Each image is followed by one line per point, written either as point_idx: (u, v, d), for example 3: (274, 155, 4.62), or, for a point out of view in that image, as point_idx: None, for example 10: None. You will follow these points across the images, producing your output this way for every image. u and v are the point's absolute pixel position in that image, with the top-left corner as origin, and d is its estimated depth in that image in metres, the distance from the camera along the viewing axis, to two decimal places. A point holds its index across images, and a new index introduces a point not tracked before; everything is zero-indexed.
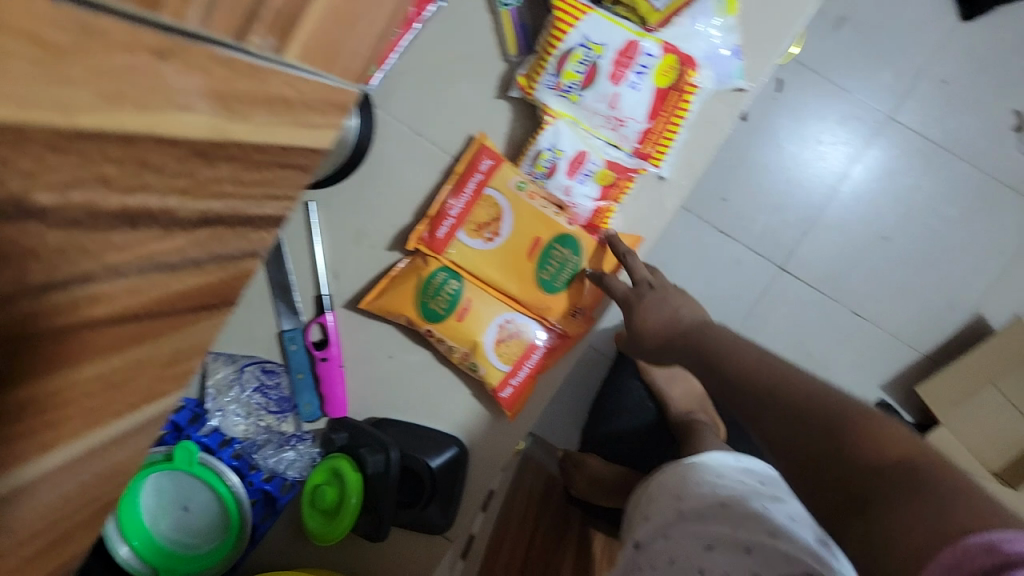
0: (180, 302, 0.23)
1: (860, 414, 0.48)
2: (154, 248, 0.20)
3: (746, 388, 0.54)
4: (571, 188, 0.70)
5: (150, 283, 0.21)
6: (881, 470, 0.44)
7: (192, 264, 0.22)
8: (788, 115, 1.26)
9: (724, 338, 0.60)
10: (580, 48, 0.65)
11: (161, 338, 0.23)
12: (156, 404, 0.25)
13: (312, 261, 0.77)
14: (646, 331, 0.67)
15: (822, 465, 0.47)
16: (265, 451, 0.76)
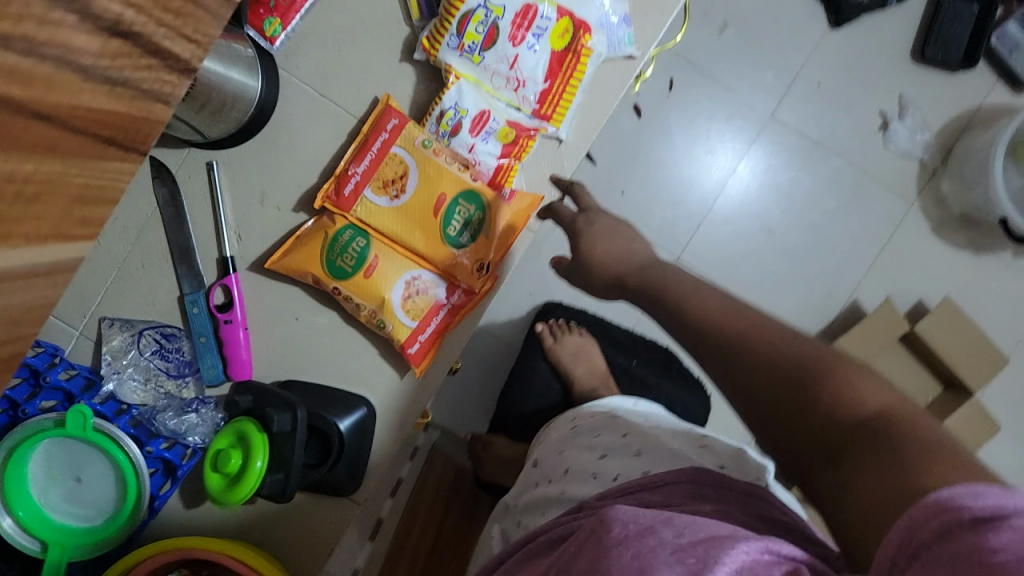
0: (92, 122, 0.24)
1: (839, 365, 0.45)
2: (65, 38, 0.21)
3: (712, 332, 0.52)
4: (474, 147, 0.72)
5: (61, 85, 0.22)
6: (855, 421, 0.42)
7: (101, 79, 0.23)
8: (681, 113, 1.32)
9: (689, 288, 0.57)
10: (479, 10, 0.68)
11: (72, 162, 0.24)
12: (63, 248, 0.26)
13: (215, 223, 0.76)
14: (594, 267, 0.65)
15: (801, 413, 0.45)
16: (165, 418, 0.74)
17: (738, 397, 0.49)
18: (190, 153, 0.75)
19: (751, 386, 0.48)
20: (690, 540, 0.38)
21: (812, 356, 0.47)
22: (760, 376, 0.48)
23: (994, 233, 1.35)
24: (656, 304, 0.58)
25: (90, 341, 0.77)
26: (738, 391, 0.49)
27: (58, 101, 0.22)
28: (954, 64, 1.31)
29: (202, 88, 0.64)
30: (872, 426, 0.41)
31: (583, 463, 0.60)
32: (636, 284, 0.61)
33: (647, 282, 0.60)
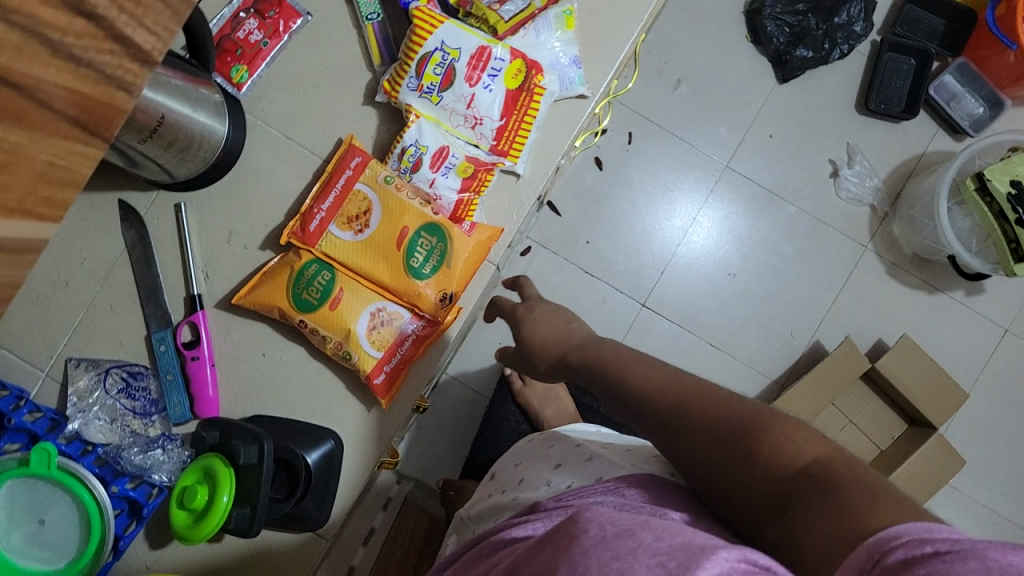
0: (59, 99, 0.26)
1: (774, 418, 0.47)
2: (33, 11, 0.24)
3: (654, 400, 0.53)
4: (434, 181, 0.76)
5: (28, 55, 0.24)
6: (795, 472, 0.44)
7: (66, 57, 0.26)
8: (640, 165, 1.33)
9: (620, 355, 0.58)
10: (437, 52, 0.72)
11: (37, 137, 0.26)
12: (27, 226, 0.28)
13: (183, 261, 0.78)
14: (537, 350, 0.65)
15: (745, 468, 0.47)
16: (131, 455, 0.73)
17: (687, 463, 0.51)
18: (158, 195, 0.78)
19: (697, 452, 0.50)
20: (670, 544, 0.35)
21: (748, 415, 0.48)
22: (703, 443, 0.49)
23: (950, 276, 1.33)
24: (598, 383, 0.57)
25: (55, 383, 0.77)
26: (685, 455, 0.51)
27: (28, 73, 0.25)
28: (896, 114, 1.30)
29: (169, 129, 0.66)
30: (812, 475, 0.43)
31: (538, 473, 0.66)
32: (577, 361, 0.61)
33: (588, 360, 0.59)
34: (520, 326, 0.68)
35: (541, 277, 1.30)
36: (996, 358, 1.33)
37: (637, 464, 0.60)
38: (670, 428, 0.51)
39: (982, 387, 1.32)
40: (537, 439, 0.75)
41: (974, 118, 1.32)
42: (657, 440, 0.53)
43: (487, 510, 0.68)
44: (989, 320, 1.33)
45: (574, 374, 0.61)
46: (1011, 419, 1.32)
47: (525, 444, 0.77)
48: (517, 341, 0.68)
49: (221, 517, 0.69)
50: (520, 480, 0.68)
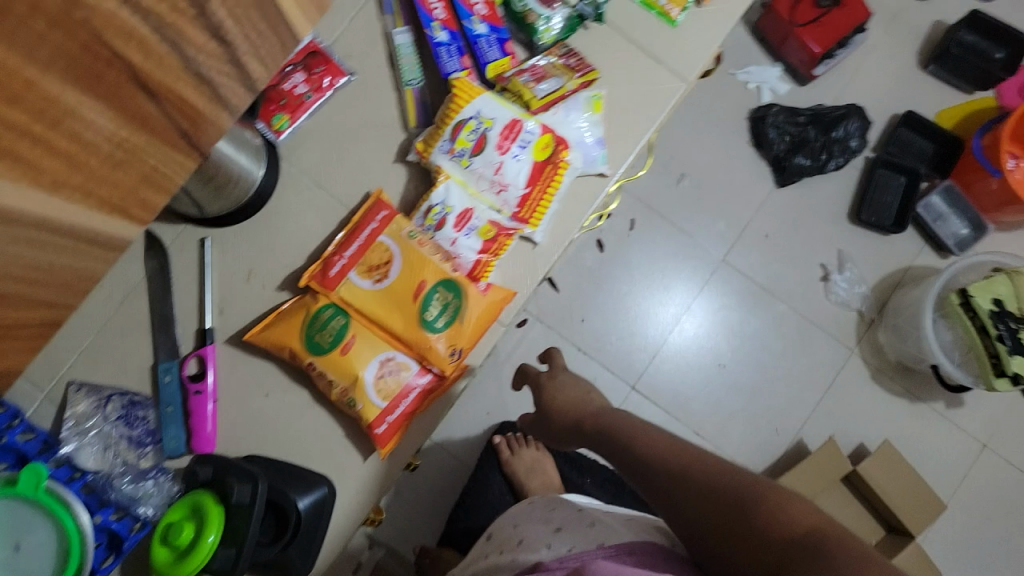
0: (178, 110, 0.29)
1: (776, 493, 0.48)
2: (180, 28, 0.27)
3: (655, 466, 0.55)
4: (456, 241, 0.78)
5: (168, 68, 0.28)
6: (787, 544, 0.44)
7: (193, 74, 0.29)
8: (641, 252, 1.37)
9: (635, 427, 0.60)
10: (472, 120, 0.76)
11: (151, 140, 0.29)
12: (120, 223, 0.30)
13: (199, 295, 0.79)
14: (553, 419, 0.69)
15: (737, 537, 0.47)
16: (121, 485, 0.73)
17: (683, 528, 0.51)
18: (184, 229, 0.79)
19: (692, 516, 0.51)
20: None
21: (748, 484, 0.50)
22: (699, 506, 0.50)
23: (932, 386, 1.36)
24: (609, 449, 0.61)
25: (53, 405, 0.76)
26: (681, 522, 0.52)
27: (164, 82, 0.28)
28: (885, 227, 1.36)
29: (212, 165, 0.69)
30: (803, 542, 0.44)
31: (538, 536, 0.66)
32: (591, 429, 0.64)
33: (600, 427, 0.63)
34: (542, 391, 0.72)
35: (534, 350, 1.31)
36: (976, 474, 1.34)
37: (639, 533, 0.61)
38: (667, 493, 0.53)
39: (960, 501, 1.33)
40: (539, 503, 0.76)
41: (958, 238, 1.37)
42: (659, 504, 0.54)
43: (483, 570, 0.68)
44: (969, 434, 1.35)
45: (588, 439, 0.64)
46: (988, 536, 1.33)
47: (527, 505, 0.78)
48: (537, 409, 0.71)
49: (202, 560, 0.67)
50: (519, 541, 0.68)
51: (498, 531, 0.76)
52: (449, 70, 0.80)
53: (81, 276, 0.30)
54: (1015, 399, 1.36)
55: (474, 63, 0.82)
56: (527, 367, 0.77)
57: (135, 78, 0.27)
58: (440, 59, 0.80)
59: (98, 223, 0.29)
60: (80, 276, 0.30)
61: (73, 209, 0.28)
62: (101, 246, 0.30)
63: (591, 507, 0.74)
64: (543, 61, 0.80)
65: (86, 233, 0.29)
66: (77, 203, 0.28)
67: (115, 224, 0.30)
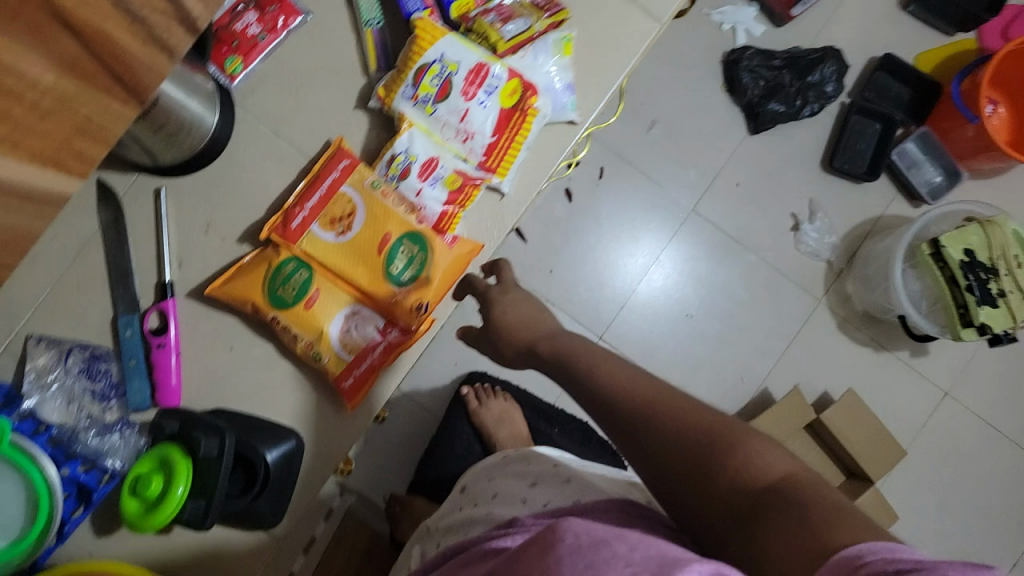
0: (108, 51, 0.27)
1: (746, 434, 0.49)
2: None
3: (624, 402, 0.54)
4: (421, 191, 0.77)
5: (97, 6, 0.26)
6: (759, 489, 0.45)
7: (124, 12, 0.26)
8: (610, 201, 1.35)
9: (598, 355, 0.60)
10: (435, 64, 0.73)
11: (82, 87, 0.27)
12: (56, 178, 0.28)
13: (157, 248, 0.77)
14: (505, 336, 0.68)
15: (707, 479, 0.47)
16: (86, 438, 0.71)
17: (648, 468, 0.51)
18: (138, 178, 0.77)
19: (660, 457, 0.50)
20: (645, 555, 0.36)
21: (718, 425, 0.50)
22: (670, 449, 0.50)
23: (897, 334, 1.38)
24: (567, 372, 0.60)
25: (12, 358, 0.74)
26: (648, 464, 0.51)
27: (89, 21, 0.26)
28: (859, 175, 1.36)
29: (161, 112, 0.66)
30: (777, 490, 0.44)
31: (512, 490, 0.67)
32: (548, 352, 0.63)
33: (558, 351, 0.62)
34: (491, 308, 0.70)
35: None
36: (935, 418, 1.38)
37: (617, 491, 0.63)
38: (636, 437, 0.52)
39: (919, 445, 1.37)
40: (512, 457, 0.77)
41: (930, 186, 1.38)
42: (626, 444, 0.54)
43: (457, 523, 0.69)
44: (931, 381, 1.38)
45: (543, 364, 0.64)
46: (944, 478, 1.37)
47: (500, 459, 0.79)
48: (486, 323, 0.70)
49: (174, 510, 0.67)
50: (493, 494, 0.69)
51: (472, 484, 0.77)
52: (410, 11, 0.77)
53: (18, 235, 0.28)
54: (977, 345, 1.39)
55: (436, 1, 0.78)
56: (472, 278, 0.74)
57: (57, 17, 0.25)
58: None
59: (33, 179, 0.27)
60: (21, 235, 0.29)
61: (3, 163, 0.26)
62: (38, 201, 0.28)
63: (565, 462, 0.74)
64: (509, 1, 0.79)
65: (19, 189, 0.27)
66: (7, 156, 0.26)
67: (53, 179, 0.28)
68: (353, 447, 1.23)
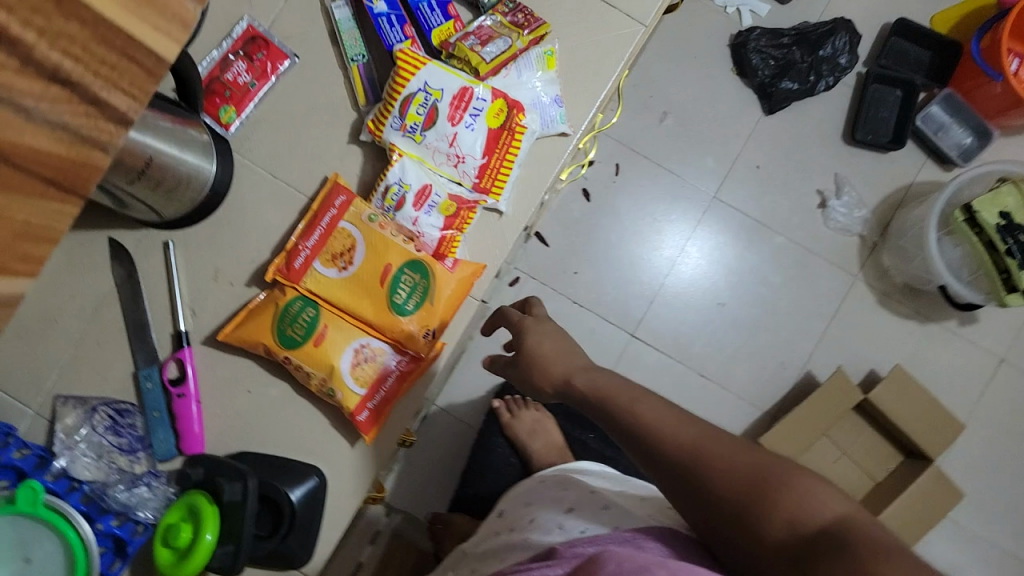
0: (31, 160, 0.28)
1: (791, 471, 0.47)
2: (4, 79, 0.25)
3: (660, 437, 0.51)
4: (417, 219, 0.77)
5: (5, 122, 0.26)
6: (817, 534, 0.43)
7: (41, 121, 0.27)
8: (627, 197, 1.34)
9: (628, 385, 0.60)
10: (419, 93, 0.74)
11: (10, 196, 0.28)
12: (3, 282, 0.29)
13: (170, 300, 0.79)
14: None
15: (762, 523, 0.45)
16: (116, 493, 0.74)
17: (689, 507, 0.49)
18: (146, 233, 0.79)
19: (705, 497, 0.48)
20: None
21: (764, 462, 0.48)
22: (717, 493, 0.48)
23: (942, 305, 1.33)
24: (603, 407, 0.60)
25: (43, 420, 0.78)
26: (689, 503, 0.49)
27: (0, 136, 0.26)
28: (884, 145, 1.32)
29: (157, 170, 0.68)
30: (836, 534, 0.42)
31: (549, 516, 0.67)
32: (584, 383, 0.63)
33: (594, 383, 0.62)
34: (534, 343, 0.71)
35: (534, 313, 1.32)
36: (991, 389, 1.33)
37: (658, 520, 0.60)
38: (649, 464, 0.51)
39: (976, 417, 1.32)
40: (550, 482, 0.77)
41: (961, 148, 1.33)
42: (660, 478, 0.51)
43: (493, 549, 0.69)
44: (980, 348, 1.33)
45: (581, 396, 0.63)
46: (1007, 449, 1.32)
47: (538, 484, 0.79)
48: None
49: (204, 559, 0.68)
50: (530, 520, 0.69)
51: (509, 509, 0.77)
52: (393, 43, 0.77)
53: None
54: None
55: (417, 32, 0.79)
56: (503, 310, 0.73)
57: None
58: (381, 31, 0.77)
59: None
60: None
61: None
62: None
63: (603, 486, 0.73)
64: (488, 21, 0.77)
65: None
66: None
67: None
68: (391, 470, 1.24)
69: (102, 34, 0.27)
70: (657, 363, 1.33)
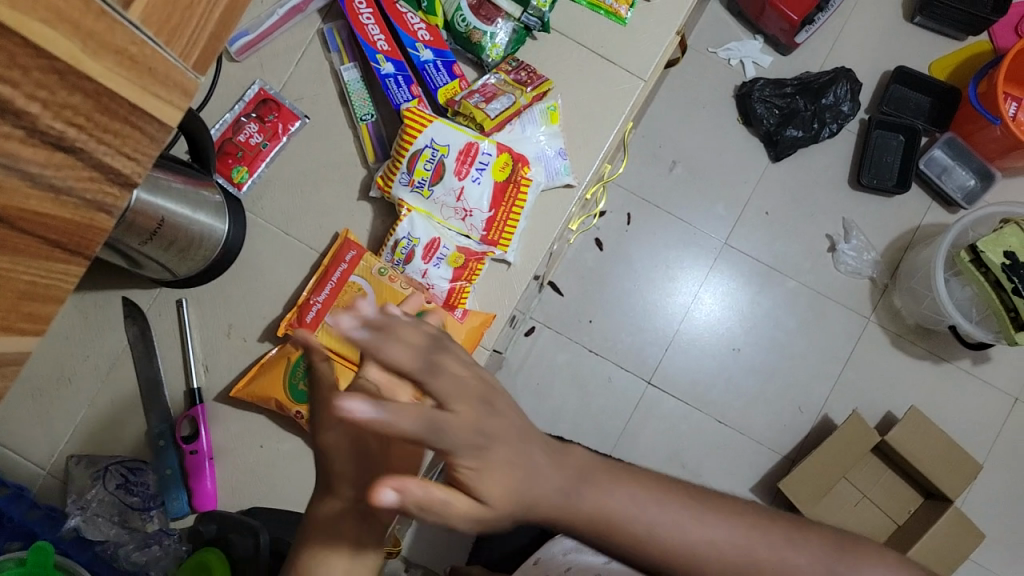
0: (36, 224, 0.29)
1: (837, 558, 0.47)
2: (11, 151, 0.27)
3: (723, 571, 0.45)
4: (427, 272, 0.78)
5: (11, 190, 0.28)
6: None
7: (44, 187, 0.29)
8: (640, 246, 1.35)
9: None
10: (426, 149, 0.76)
11: (16, 258, 0.30)
12: (10, 340, 0.31)
13: (183, 357, 0.80)
14: None
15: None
16: (128, 555, 0.73)
17: None
18: (161, 292, 0.80)
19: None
20: None
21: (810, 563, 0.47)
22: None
23: (958, 346, 1.32)
24: None
25: (57, 479, 0.79)
26: None
27: (6, 202, 0.28)
28: (889, 188, 1.33)
29: (170, 229, 0.70)
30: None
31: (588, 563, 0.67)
32: None
33: None
34: None
35: (550, 362, 1.32)
36: (1013, 428, 1.31)
37: None
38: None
39: (1001, 460, 1.30)
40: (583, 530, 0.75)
41: (966, 190, 1.33)
42: None
43: None
44: (1000, 390, 1.31)
45: None
46: None
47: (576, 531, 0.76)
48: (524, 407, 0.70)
49: None
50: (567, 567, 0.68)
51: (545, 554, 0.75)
52: (400, 102, 0.80)
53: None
54: None
55: (424, 91, 0.81)
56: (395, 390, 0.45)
57: None
58: (389, 91, 0.80)
59: None
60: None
61: None
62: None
63: None
64: (492, 79, 0.79)
65: None
66: None
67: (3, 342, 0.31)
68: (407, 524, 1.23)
69: (104, 104, 0.29)
70: (672, 410, 1.32)
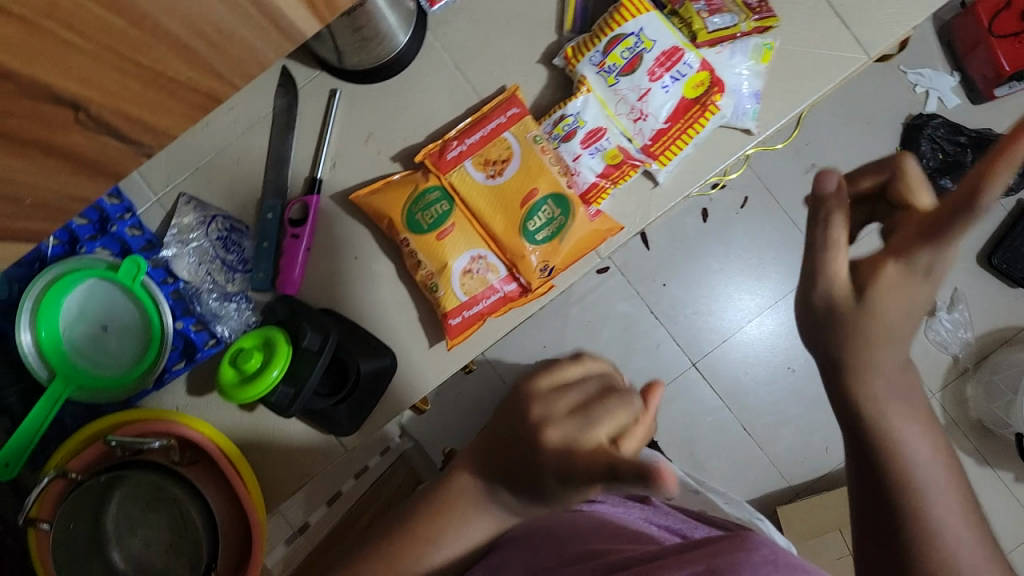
0: None
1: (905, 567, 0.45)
2: None
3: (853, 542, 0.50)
4: (579, 157, 0.76)
5: None
6: None
7: None
8: (744, 231, 1.29)
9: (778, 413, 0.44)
10: (631, 36, 0.73)
11: None
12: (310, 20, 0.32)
13: (317, 143, 0.80)
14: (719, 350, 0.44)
15: None
16: (207, 300, 0.78)
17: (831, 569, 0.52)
18: (320, 75, 0.79)
19: None
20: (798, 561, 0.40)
21: None
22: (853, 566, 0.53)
23: (1007, 456, 1.28)
24: None
25: (162, 210, 0.80)
26: None
27: None
28: (1016, 279, 1.26)
29: (364, 14, 0.68)
30: None
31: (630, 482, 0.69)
32: None
33: None
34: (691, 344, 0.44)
35: (610, 306, 1.28)
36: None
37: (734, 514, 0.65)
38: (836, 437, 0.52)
39: None
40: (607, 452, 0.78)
41: None
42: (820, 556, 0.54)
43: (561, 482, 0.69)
44: None
45: None
46: None
47: None
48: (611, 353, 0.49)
49: (266, 390, 0.72)
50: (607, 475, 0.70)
51: None
52: None
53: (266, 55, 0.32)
54: None
55: None
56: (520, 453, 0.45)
57: None
58: None
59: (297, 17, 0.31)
60: (247, 56, 0.30)
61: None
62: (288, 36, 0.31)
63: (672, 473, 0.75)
64: None
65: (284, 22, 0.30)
66: None
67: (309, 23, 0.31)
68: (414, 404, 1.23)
69: None
70: (705, 397, 1.29)
